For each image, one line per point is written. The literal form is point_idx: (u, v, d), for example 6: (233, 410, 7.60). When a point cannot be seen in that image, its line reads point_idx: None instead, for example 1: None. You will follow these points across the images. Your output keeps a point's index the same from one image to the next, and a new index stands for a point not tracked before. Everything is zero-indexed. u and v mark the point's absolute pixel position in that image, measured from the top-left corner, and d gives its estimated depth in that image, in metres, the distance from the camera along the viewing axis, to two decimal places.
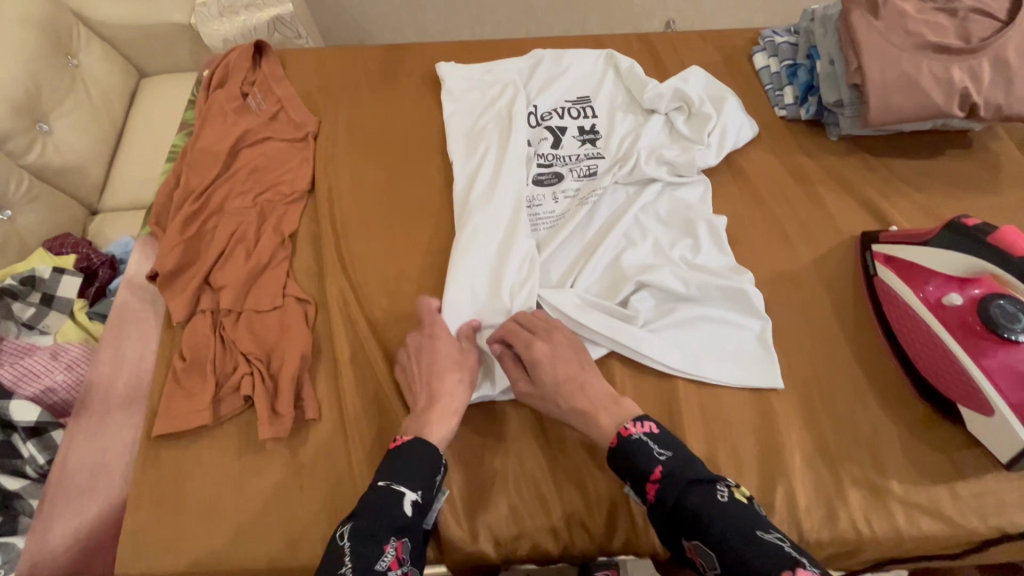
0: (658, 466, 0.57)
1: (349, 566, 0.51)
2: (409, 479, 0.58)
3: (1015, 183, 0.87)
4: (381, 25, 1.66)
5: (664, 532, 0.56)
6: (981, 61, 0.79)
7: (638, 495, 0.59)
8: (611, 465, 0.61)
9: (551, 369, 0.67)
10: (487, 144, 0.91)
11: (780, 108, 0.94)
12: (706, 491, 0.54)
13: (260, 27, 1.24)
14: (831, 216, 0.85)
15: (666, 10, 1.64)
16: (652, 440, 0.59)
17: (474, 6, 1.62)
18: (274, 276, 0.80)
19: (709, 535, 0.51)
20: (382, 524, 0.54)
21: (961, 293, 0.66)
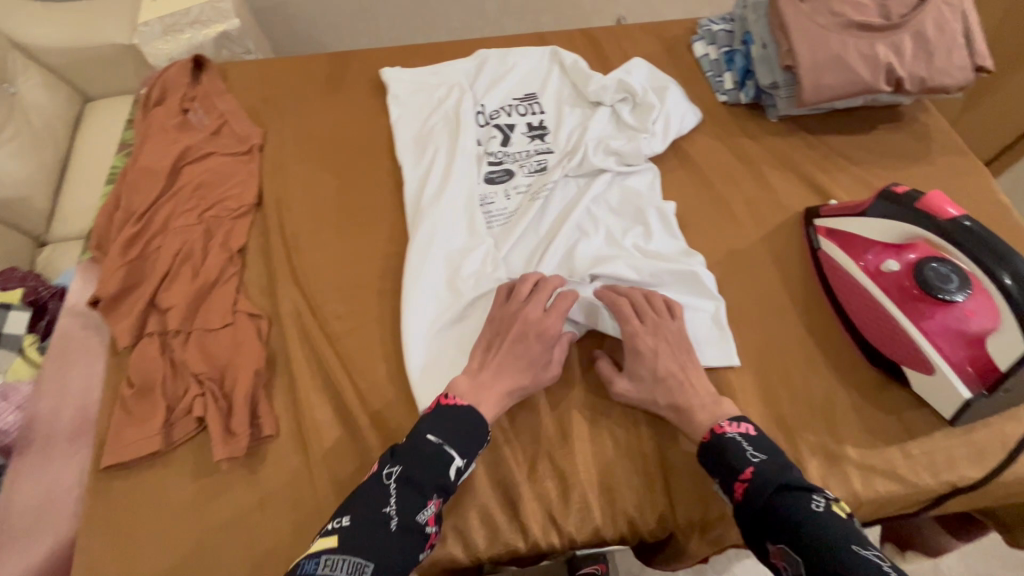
0: (749, 466, 0.58)
1: (394, 509, 0.56)
2: (460, 445, 0.60)
3: (944, 151, 0.91)
4: (335, 34, 1.65)
5: (748, 532, 0.57)
6: (902, 36, 0.82)
7: (725, 493, 0.60)
8: (701, 459, 0.63)
9: (652, 363, 0.67)
10: (436, 146, 0.91)
11: (721, 94, 0.97)
12: (800, 499, 0.54)
13: (208, 44, 1.24)
14: (776, 194, 0.87)
15: (616, 7, 1.67)
16: (746, 441, 0.60)
17: (427, 11, 1.62)
18: (223, 292, 0.78)
19: (795, 539, 0.52)
20: (429, 480, 0.58)
21: (898, 259, 0.69)
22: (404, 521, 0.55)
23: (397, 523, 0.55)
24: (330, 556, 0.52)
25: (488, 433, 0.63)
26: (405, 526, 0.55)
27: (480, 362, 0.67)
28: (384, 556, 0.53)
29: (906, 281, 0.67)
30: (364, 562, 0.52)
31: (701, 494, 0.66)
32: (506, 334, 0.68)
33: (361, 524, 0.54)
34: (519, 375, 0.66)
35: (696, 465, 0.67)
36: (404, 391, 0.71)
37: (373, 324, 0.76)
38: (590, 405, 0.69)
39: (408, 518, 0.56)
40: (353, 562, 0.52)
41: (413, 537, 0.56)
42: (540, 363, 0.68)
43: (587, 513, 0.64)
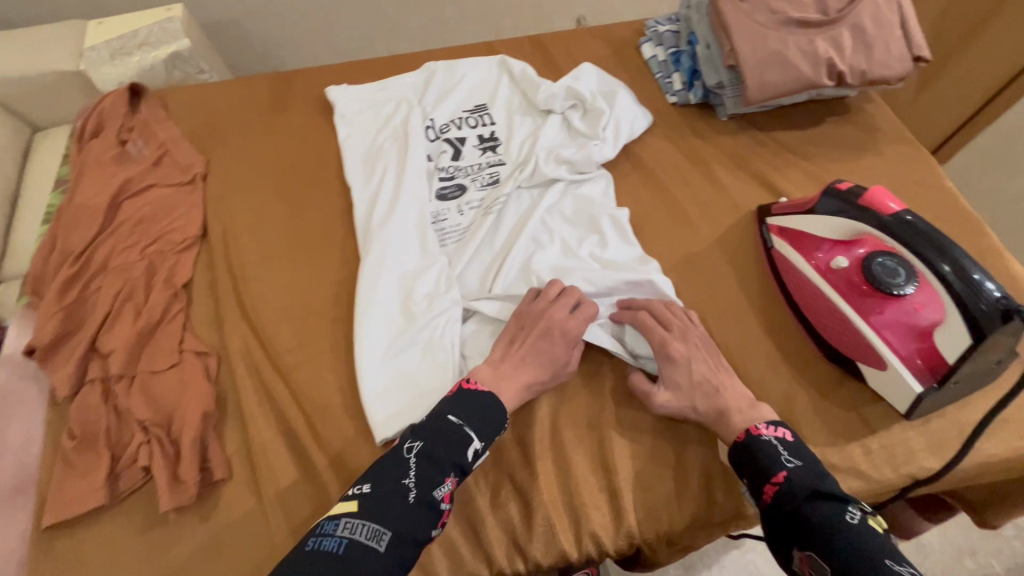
0: (782, 470, 0.58)
1: (413, 481, 0.57)
2: (480, 428, 0.61)
3: (890, 141, 0.92)
4: (292, 50, 1.61)
5: (774, 535, 0.58)
6: (841, 31, 0.83)
7: (752, 493, 0.61)
8: (730, 457, 0.63)
9: (686, 369, 0.67)
10: (384, 164, 0.89)
11: (671, 95, 0.97)
12: (834, 510, 0.55)
13: (158, 66, 1.24)
14: (728, 193, 0.87)
15: (574, 8, 1.67)
16: (781, 445, 0.60)
17: (384, 22, 1.60)
18: (168, 332, 0.75)
19: (825, 550, 0.53)
20: (447, 457, 0.58)
21: (847, 255, 0.69)
22: (422, 495, 0.56)
23: (415, 496, 0.56)
24: (349, 521, 0.54)
25: (508, 419, 0.63)
26: (422, 500, 0.56)
27: (503, 354, 0.68)
28: (399, 527, 0.54)
29: (855, 277, 0.67)
30: (381, 529, 0.54)
31: (670, 505, 0.65)
32: (529, 329, 0.69)
33: (381, 494, 0.56)
34: (539, 369, 0.67)
35: (661, 477, 0.66)
36: (361, 421, 0.69)
37: (326, 354, 0.74)
38: (552, 423, 0.68)
39: (425, 493, 0.56)
40: (372, 529, 0.53)
41: (429, 511, 0.56)
42: (561, 361, 0.68)
43: (553, 534, 0.62)
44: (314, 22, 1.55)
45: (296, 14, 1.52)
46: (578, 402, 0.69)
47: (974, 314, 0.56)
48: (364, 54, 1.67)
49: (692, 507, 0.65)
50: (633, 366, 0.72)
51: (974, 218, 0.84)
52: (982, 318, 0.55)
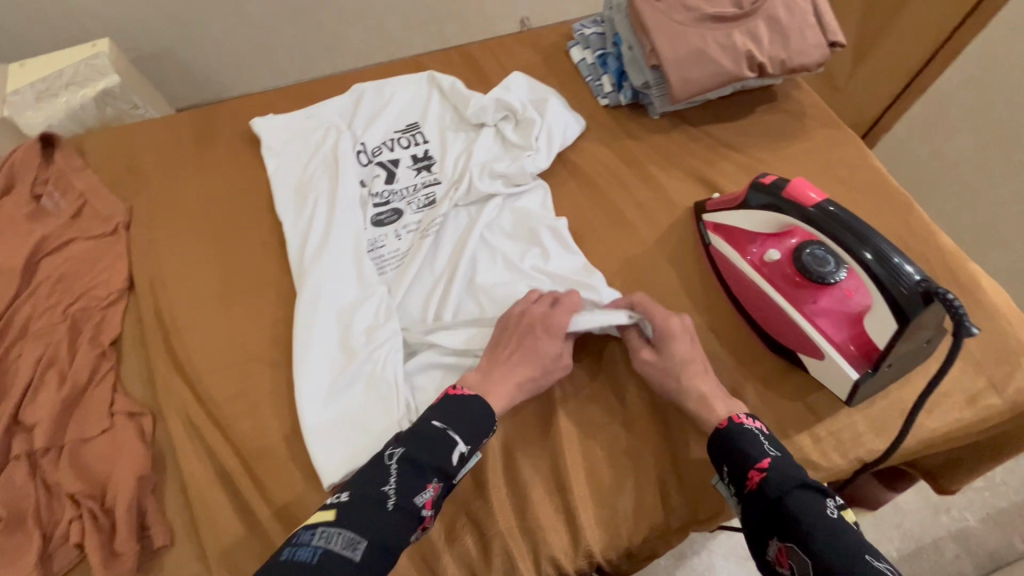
0: (766, 458, 0.58)
1: (393, 487, 0.55)
2: (465, 431, 0.60)
3: (821, 125, 0.93)
4: (234, 75, 1.56)
5: (754, 527, 0.56)
6: (756, 22, 0.83)
7: (732, 480, 0.59)
8: (712, 443, 0.62)
9: (684, 349, 0.67)
10: (316, 195, 0.87)
11: (602, 97, 0.97)
12: (817, 501, 0.53)
13: (88, 105, 1.18)
14: (666, 192, 0.87)
15: (518, 9, 1.65)
16: (764, 436, 0.60)
17: (327, 40, 1.55)
18: (97, 395, 0.72)
19: (808, 541, 0.51)
20: (430, 460, 0.57)
21: (779, 247, 0.70)
22: (402, 502, 0.54)
23: (394, 503, 0.54)
24: (326, 528, 0.52)
25: (496, 421, 0.62)
26: (402, 507, 0.54)
27: (491, 355, 0.67)
28: (377, 534, 0.52)
29: (788, 269, 0.68)
30: (357, 537, 0.52)
31: (629, 517, 0.64)
32: (517, 326, 0.68)
33: (359, 501, 0.54)
34: (530, 366, 0.66)
35: (616, 488, 0.65)
36: (308, 467, 0.67)
37: (267, 400, 0.72)
38: (504, 447, 0.67)
39: (406, 499, 0.55)
40: (348, 537, 0.51)
41: (409, 518, 0.54)
42: (550, 356, 0.67)
43: (511, 561, 0.61)
44: (250, 47, 1.50)
45: (231, 39, 1.46)
46: (529, 422, 0.68)
47: (896, 297, 0.56)
48: (307, 74, 1.63)
49: (651, 517, 0.65)
50: (582, 378, 0.71)
51: (902, 195, 0.86)
52: (903, 300, 0.56)
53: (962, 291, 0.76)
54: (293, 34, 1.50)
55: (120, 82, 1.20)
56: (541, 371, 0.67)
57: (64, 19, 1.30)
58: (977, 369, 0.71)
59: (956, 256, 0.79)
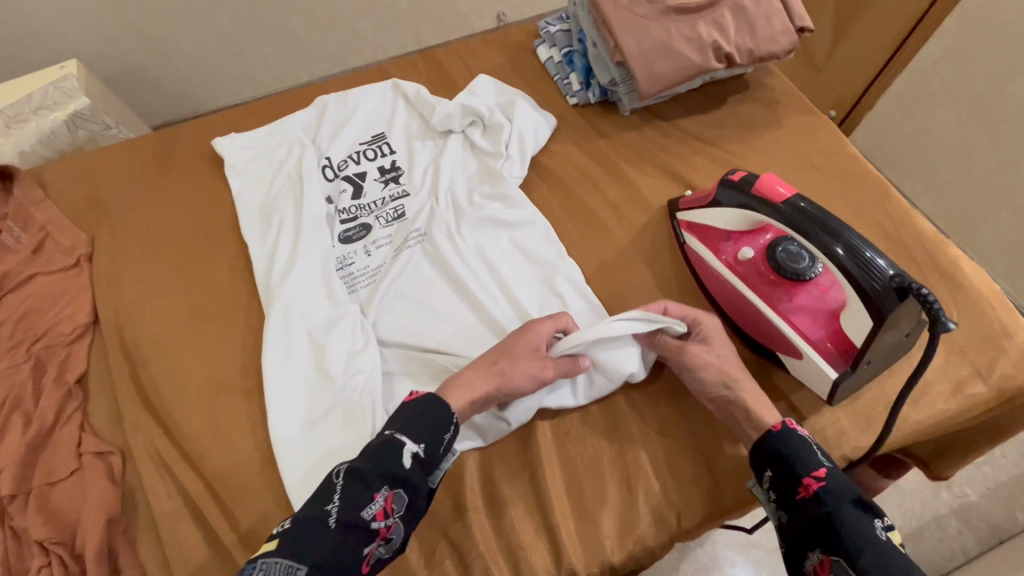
0: (822, 468, 0.58)
1: (335, 506, 0.53)
2: (414, 430, 0.58)
3: (797, 112, 0.91)
4: (208, 88, 1.53)
5: (799, 536, 0.58)
6: (721, 11, 0.81)
7: (775, 487, 0.60)
8: (759, 446, 0.61)
9: (722, 348, 0.66)
10: (281, 215, 0.84)
11: (571, 96, 0.94)
12: (869, 522, 0.54)
13: (59, 129, 1.15)
14: (640, 191, 0.85)
15: (494, 5, 1.62)
16: (817, 445, 0.60)
17: (299, 47, 1.52)
18: (64, 436, 0.70)
19: (858, 559, 0.53)
20: (376, 470, 0.55)
21: (752, 245, 0.68)
22: (346, 519, 0.53)
23: (337, 522, 0.53)
24: (264, 559, 0.50)
25: (452, 416, 0.60)
26: (348, 523, 0.53)
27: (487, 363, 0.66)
28: (320, 557, 0.51)
29: (762, 269, 0.67)
30: (295, 565, 0.50)
31: (611, 532, 0.63)
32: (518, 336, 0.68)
33: (300, 525, 0.52)
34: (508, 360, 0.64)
35: (598, 501, 0.65)
36: (284, 500, 0.66)
37: (238, 433, 0.70)
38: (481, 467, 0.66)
39: (349, 515, 0.53)
40: (286, 567, 0.50)
41: (355, 533, 0.53)
42: (527, 350, 0.65)
43: None
44: (222, 59, 1.47)
45: (202, 52, 1.43)
46: (507, 442, 0.67)
47: (869, 290, 0.55)
48: (282, 83, 1.60)
49: (636, 534, 0.63)
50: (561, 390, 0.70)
51: (880, 180, 0.84)
52: (875, 294, 0.55)
53: (943, 277, 0.75)
54: (265, 44, 1.48)
55: (91, 104, 1.17)
56: (505, 359, 0.64)
57: (25, 42, 1.27)
58: (961, 358, 0.70)
59: (936, 242, 0.78)
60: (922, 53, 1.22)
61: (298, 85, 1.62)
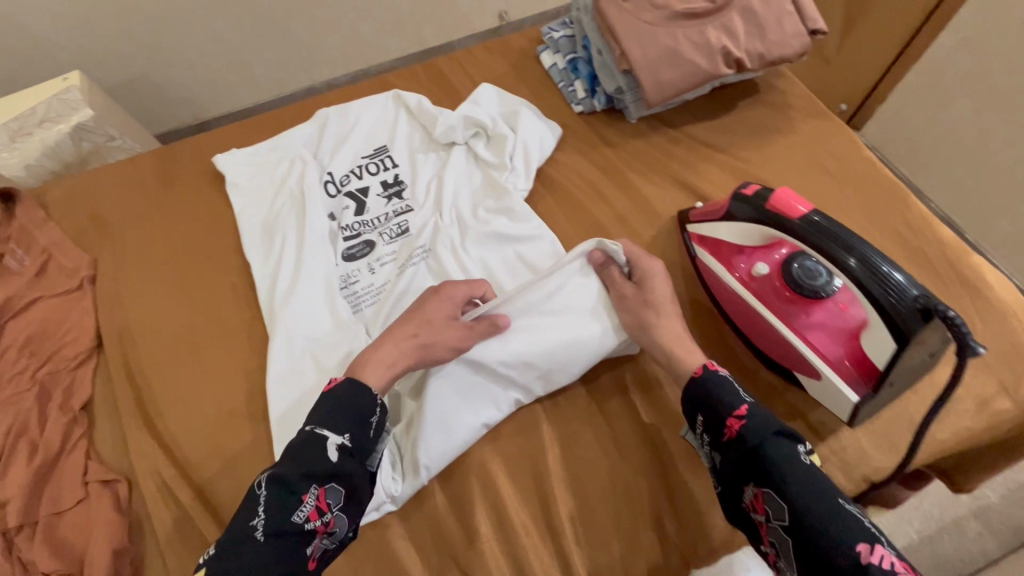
0: (742, 405, 0.57)
1: (261, 518, 0.52)
2: (334, 422, 0.58)
3: (808, 114, 0.89)
4: (209, 95, 1.52)
5: (730, 476, 0.57)
6: (730, 15, 0.78)
7: (708, 430, 0.59)
8: (687, 394, 0.61)
9: (659, 286, 0.68)
10: (284, 234, 0.84)
11: (576, 104, 0.92)
12: (792, 449, 0.53)
13: (62, 141, 1.16)
14: (648, 201, 0.83)
15: (495, 3, 1.61)
16: (735, 382, 0.60)
17: (300, 52, 1.51)
18: (70, 464, 0.69)
19: (784, 487, 0.51)
20: (300, 473, 0.54)
21: (766, 260, 0.65)
22: (275, 529, 0.52)
23: (265, 533, 0.52)
24: None
25: (375, 398, 0.60)
26: (277, 531, 0.52)
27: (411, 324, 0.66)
28: (251, 570, 0.50)
29: (778, 286, 0.64)
30: None
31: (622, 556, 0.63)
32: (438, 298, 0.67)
33: (228, 545, 0.51)
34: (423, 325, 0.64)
35: (610, 525, 0.64)
36: None
37: (245, 460, 0.69)
38: (492, 494, 0.65)
39: (279, 523, 0.52)
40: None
41: (288, 539, 0.52)
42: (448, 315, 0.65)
43: None
44: (223, 67, 1.47)
45: (203, 60, 1.43)
46: (518, 466, 0.66)
47: (891, 312, 0.53)
48: (285, 88, 1.59)
49: (646, 555, 0.64)
50: (571, 411, 0.68)
51: (896, 184, 0.81)
52: (897, 316, 0.53)
53: (964, 286, 0.72)
54: (265, 51, 1.47)
55: (92, 115, 1.16)
56: (426, 329, 0.64)
57: (27, 58, 1.26)
58: (985, 373, 0.67)
59: (955, 249, 0.75)
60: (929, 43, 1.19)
61: (300, 90, 1.62)
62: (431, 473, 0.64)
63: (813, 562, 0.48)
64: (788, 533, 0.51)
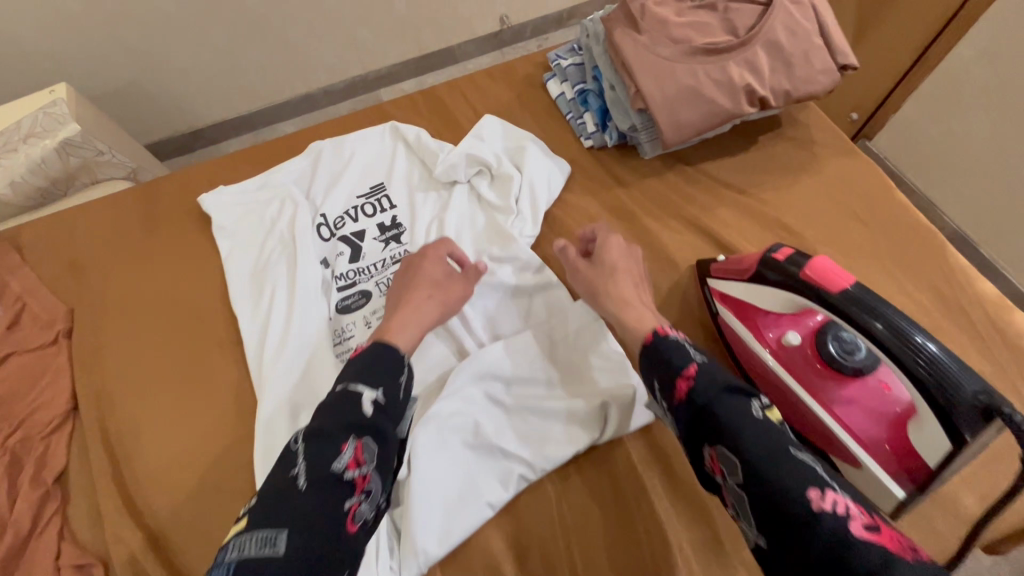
0: (692, 363, 0.54)
1: (301, 468, 0.48)
2: (368, 378, 0.56)
3: (832, 150, 0.83)
4: (198, 102, 1.45)
5: (688, 440, 0.51)
6: (755, 50, 0.72)
7: (663, 396, 0.55)
8: (641, 363, 0.58)
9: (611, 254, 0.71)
10: (274, 284, 0.78)
11: (586, 138, 0.86)
12: (743, 402, 0.49)
13: (48, 156, 1.07)
14: (664, 249, 0.77)
15: (496, 7, 1.54)
16: (689, 345, 0.57)
17: (293, 60, 1.44)
18: (41, 545, 0.64)
19: (734, 440, 0.46)
20: (338, 423, 0.51)
21: (798, 329, 0.61)
22: (316, 477, 0.48)
23: (307, 481, 0.47)
24: (237, 539, 0.44)
25: (404, 358, 0.59)
26: (318, 480, 0.48)
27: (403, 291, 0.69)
28: (295, 520, 0.45)
29: (812, 358, 0.59)
30: (274, 534, 0.44)
31: None
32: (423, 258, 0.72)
33: (269, 500, 0.46)
34: (416, 286, 0.68)
35: None
36: None
37: None
38: None
39: (318, 472, 0.48)
40: (260, 538, 0.44)
41: (329, 487, 0.48)
42: (438, 276, 0.70)
43: None
44: (217, 74, 1.40)
45: (198, 66, 1.35)
46: (529, 553, 0.60)
47: (931, 385, 0.48)
48: (280, 96, 1.53)
49: None
50: (585, 492, 0.63)
51: (929, 230, 0.76)
52: (937, 388, 0.47)
53: (1003, 347, 0.68)
54: (261, 56, 1.40)
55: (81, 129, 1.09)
56: (436, 291, 0.68)
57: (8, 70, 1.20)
58: None
59: (990, 306, 0.70)
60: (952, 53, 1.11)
61: (298, 96, 1.56)
62: (432, 557, 0.59)
63: (769, 515, 0.43)
64: (744, 490, 0.45)
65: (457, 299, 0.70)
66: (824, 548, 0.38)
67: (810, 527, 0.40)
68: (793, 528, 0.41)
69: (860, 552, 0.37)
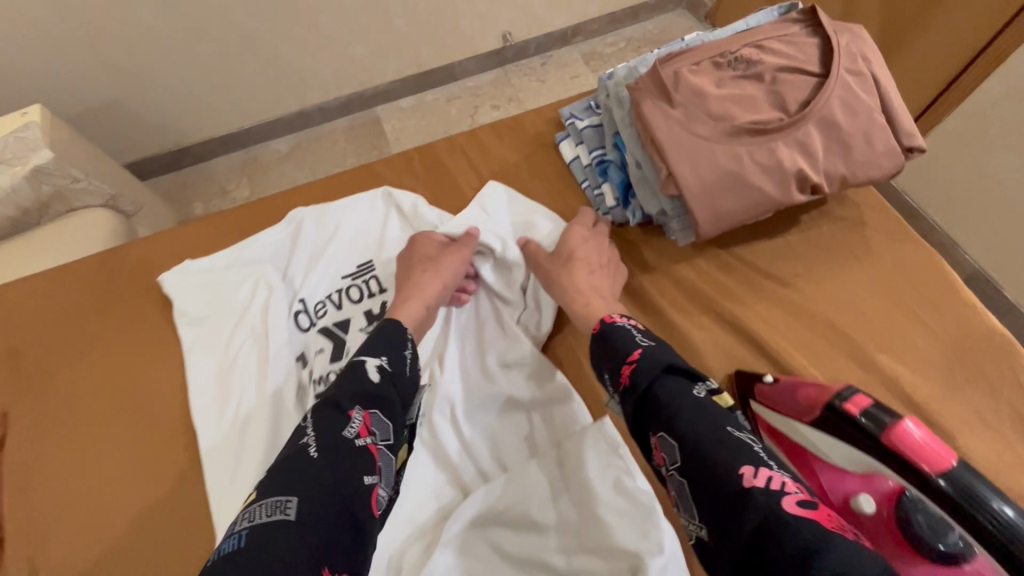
0: (637, 348, 0.56)
1: (311, 437, 0.51)
2: (370, 349, 0.59)
3: (887, 234, 0.73)
4: (172, 135, 1.33)
5: (634, 425, 0.53)
6: (809, 130, 0.61)
7: (613, 385, 0.57)
8: (592, 352, 0.60)
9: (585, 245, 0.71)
10: (242, 388, 0.68)
11: (604, 213, 0.76)
12: (682, 384, 0.52)
13: (19, 186, 0.95)
14: (694, 353, 0.67)
15: (497, 24, 1.37)
16: (636, 330, 0.59)
17: (274, 89, 1.32)
18: None
19: (673, 425, 0.49)
20: (345, 393, 0.54)
21: (868, 490, 0.50)
22: (326, 445, 0.50)
23: (319, 449, 0.50)
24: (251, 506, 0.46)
25: (407, 332, 0.62)
26: (330, 448, 0.50)
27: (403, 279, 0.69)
28: (313, 485, 0.47)
29: (893, 531, 0.48)
30: (285, 499, 0.46)
31: None
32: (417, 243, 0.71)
33: (282, 469, 0.49)
34: (412, 268, 0.69)
35: None
36: None
37: None
38: None
39: (331, 440, 0.50)
40: (271, 503, 0.46)
41: (342, 455, 0.50)
42: (433, 255, 0.69)
43: None
44: (194, 104, 1.28)
45: (183, 84, 1.23)
46: None
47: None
48: (266, 119, 1.39)
49: None
50: None
51: (1006, 340, 0.65)
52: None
53: None
54: (249, 73, 1.26)
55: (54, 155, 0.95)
56: (431, 267, 0.68)
57: None
58: None
59: None
60: (986, 87, 0.94)
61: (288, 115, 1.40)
62: None
63: (708, 497, 0.45)
64: (684, 475, 0.47)
65: (455, 273, 0.68)
66: (755, 522, 0.42)
67: (743, 501, 0.43)
68: (728, 506, 0.44)
69: (792, 526, 0.40)
